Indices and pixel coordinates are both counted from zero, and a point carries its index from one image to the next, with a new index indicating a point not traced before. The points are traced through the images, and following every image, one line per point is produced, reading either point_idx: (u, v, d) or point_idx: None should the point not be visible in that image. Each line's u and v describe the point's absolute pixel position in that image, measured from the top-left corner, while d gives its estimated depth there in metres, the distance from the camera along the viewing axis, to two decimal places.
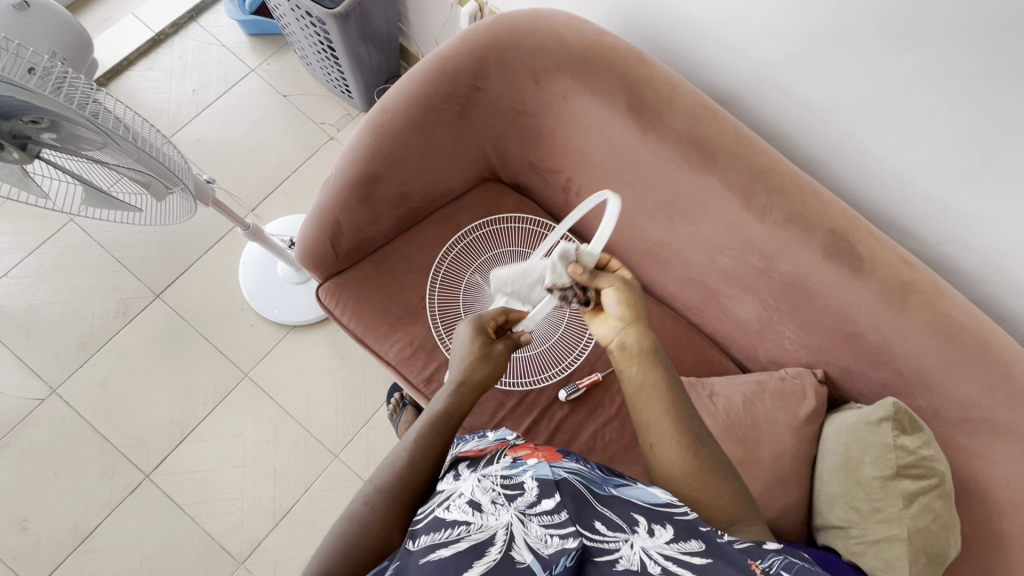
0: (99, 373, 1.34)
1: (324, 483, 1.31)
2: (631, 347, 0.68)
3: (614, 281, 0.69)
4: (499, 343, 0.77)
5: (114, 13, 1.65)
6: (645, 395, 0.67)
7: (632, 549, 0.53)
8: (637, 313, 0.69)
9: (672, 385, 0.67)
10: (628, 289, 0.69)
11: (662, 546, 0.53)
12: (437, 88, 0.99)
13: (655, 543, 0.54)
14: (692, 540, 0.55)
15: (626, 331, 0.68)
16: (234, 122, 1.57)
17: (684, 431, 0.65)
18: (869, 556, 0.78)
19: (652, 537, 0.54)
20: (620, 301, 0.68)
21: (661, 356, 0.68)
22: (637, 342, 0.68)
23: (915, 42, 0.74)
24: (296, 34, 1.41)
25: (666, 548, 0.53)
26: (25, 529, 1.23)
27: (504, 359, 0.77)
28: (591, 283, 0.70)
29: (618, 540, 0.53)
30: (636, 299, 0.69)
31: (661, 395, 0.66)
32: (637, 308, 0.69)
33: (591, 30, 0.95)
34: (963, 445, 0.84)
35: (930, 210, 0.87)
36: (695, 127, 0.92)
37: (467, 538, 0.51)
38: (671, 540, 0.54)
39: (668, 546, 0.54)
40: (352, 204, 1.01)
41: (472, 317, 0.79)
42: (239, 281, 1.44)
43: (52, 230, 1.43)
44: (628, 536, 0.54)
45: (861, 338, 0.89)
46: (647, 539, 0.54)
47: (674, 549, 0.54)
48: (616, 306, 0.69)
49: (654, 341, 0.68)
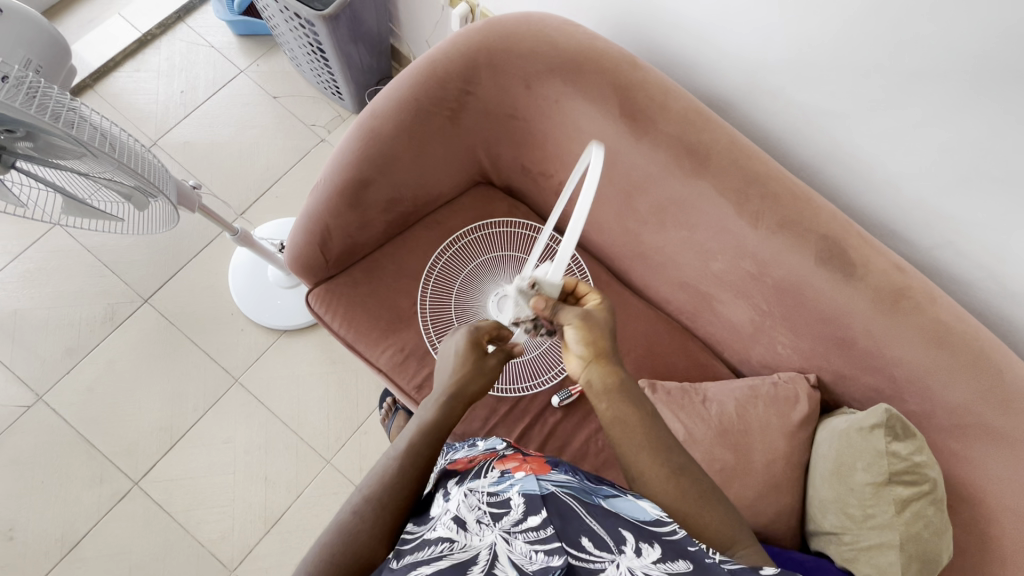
0: (86, 379, 1.32)
1: (316, 490, 1.30)
2: (595, 384, 0.69)
3: (573, 318, 0.70)
4: (491, 356, 0.76)
5: (100, 13, 1.62)
6: (615, 430, 0.67)
7: (618, 569, 0.51)
8: (600, 349, 0.69)
9: (642, 416, 0.67)
10: (589, 325, 0.70)
11: (649, 566, 0.52)
12: (427, 93, 0.98)
13: (642, 563, 0.52)
14: (680, 561, 0.54)
15: (588, 369, 0.69)
16: (224, 124, 1.56)
17: (664, 458, 0.65)
18: (861, 561, 0.79)
19: (639, 556, 0.53)
20: (580, 338, 0.70)
21: (628, 389, 0.69)
22: (599, 380, 0.68)
23: (906, 48, 0.73)
24: (286, 35, 1.40)
25: (653, 569, 0.52)
26: (12, 538, 1.21)
27: (494, 373, 0.76)
28: (554, 318, 0.71)
29: (604, 559, 0.52)
30: (598, 334, 0.70)
31: (632, 427, 0.66)
32: (599, 343, 0.69)
33: (582, 34, 0.95)
34: (955, 451, 0.84)
35: (922, 215, 0.87)
36: (689, 133, 0.91)
37: (450, 556, 0.51)
38: (658, 560, 0.53)
39: (655, 566, 0.52)
40: (341, 210, 1.00)
41: (466, 327, 0.77)
42: (229, 285, 1.42)
43: (38, 235, 1.41)
44: (614, 556, 0.52)
45: (854, 344, 0.89)
46: (634, 558, 0.52)
47: (661, 569, 0.52)
48: (577, 344, 0.70)
49: (620, 375, 0.69)
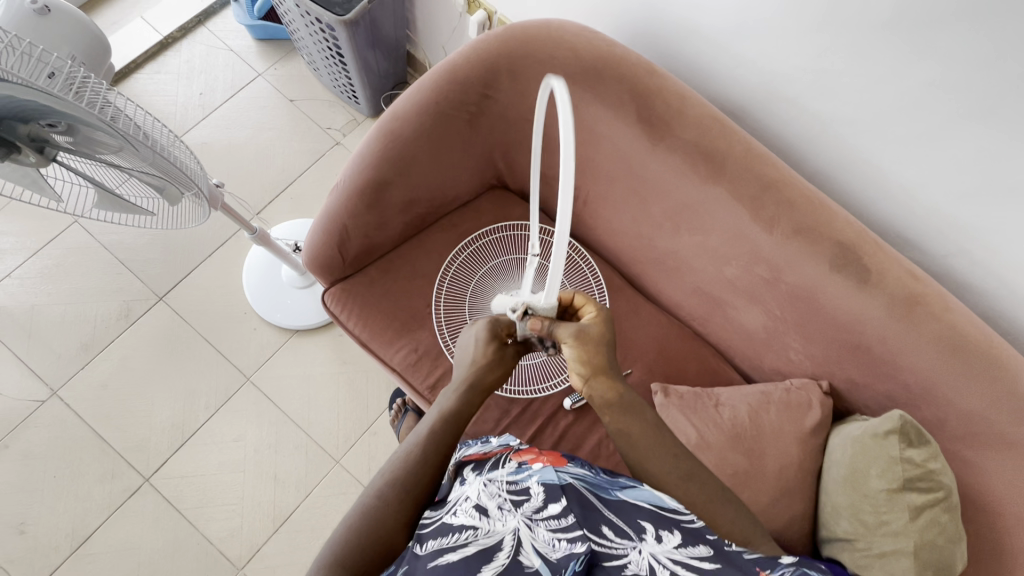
0: (100, 375, 1.33)
1: (325, 489, 1.30)
2: (598, 400, 0.68)
3: (568, 336, 0.65)
4: (510, 346, 0.75)
5: (123, 16, 1.65)
6: (620, 441, 0.68)
7: (640, 554, 0.54)
8: (596, 366, 0.67)
9: (646, 429, 0.67)
10: (585, 344, 0.66)
11: (671, 551, 0.54)
12: (448, 96, 0.99)
13: (663, 549, 0.54)
14: (700, 546, 0.55)
15: (589, 387, 0.68)
16: (241, 126, 1.58)
17: (676, 463, 0.66)
18: (874, 567, 0.79)
19: (659, 542, 0.55)
20: (576, 359, 0.67)
21: (630, 401, 0.67)
22: (600, 397, 0.68)
23: (925, 57, 0.74)
24: (305, 39, 1.42)
25: (674, 553, 0.54)
26: (23, 532, 1.22)
27: (514, 362, 0.76)
28: (551, 335, 0.66)
29: (627, 546, 0.54)
30: (593, 353, 0.66)
31: (637, 440, 0.67)
32: (595, 362, 0.66)
33: (600, 40, 0.96)
34: (967, 458, 0.84)
35: (937, 224, 0.88)
36: (705, 139, 0.92)
37: (475, 543, 0.52)
38: (679, 544, 0.55)
39: (676, 550, 0.55)
40: (360, 209, 1.01)
41: (484, 318, 0.76)
42: (242, 286, 1.43)
43: (56, 232, 1.42)
44: (636, 543, 0.54)
45: (868, 350, 0.89)
46: (655, 544, 0.55)
47: (682, 554, 0.54)
48: (574, 363, 0.67)
49: (621, 391, 0.67)
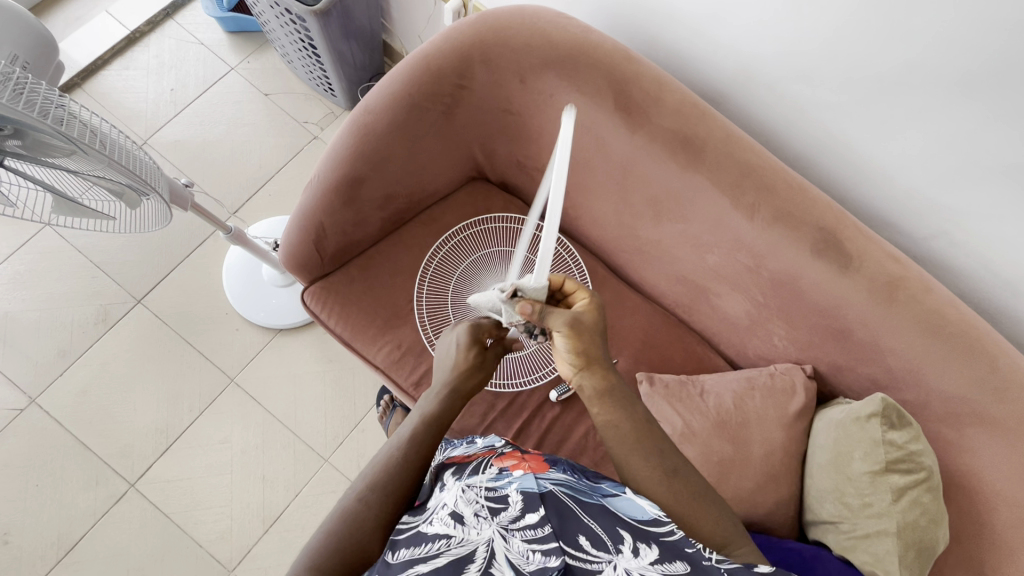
0: (79, 381, 1.31)
1: (314, 488, 1.29)
2: (588, 390, 0.69)
3: (561, 326, 0.66)
4: (490, 350, 0.77)
5: (87, 11, 1.60)
6: (607, 436, 0.68)
7: (614, 570, 0.52)
8: (589, 357, 0.68)
9: (635, 423, 0.67)
10: (580, 335, 0.67)
11: (646, 568, 0.52)
12: (421, 87, 0.97)
13: (639, 564, 0.52)
14: (676, 562, 0.54)
15: (580, 377, 0.69)
16: (215, 123, 1.54)
17: (659, 460, 0.65)
18: (858, 550, 0.79)
19: (635, 557, 0.53)
20: (568, 347, 0.68)
21: (619, 393, 0.69)
22: (590, 386, 0.69)
23: (902, 38, 0.73)
24: (276, 31, 1.38)
25: (649, 570, 0.52)
26: (6, 543, 1.20)
27: (494, 366, 0.77)
28: (542, 323, 0.66)
29: (602, 560, 0.52)
30: (587, 343, 0.67)
31: (624, 434, 0.67)
32: (587, 352, 0.67)
33: (576, 27, 0.94)
34: (950, 438, 0.85)
35: (917, 206, 0.88)
36: (683, 126, 0.91)
37: (446, 553, 0.51)
38: (656, 560, 0.53)
39: (652, 567, 0.52)
40: (336, 207, 0.99)
41: (464, 322, 0.78)
42: (223, 285, 1.41)
43: (28, 237, 1.39)
44: (612, 556, 0.53)
45: (851, 334, 0.89)
46: (631, 559, 0.53)
47: (657, 570, 0.52)
48: (567, 352, 0.68)
49: (611, 382, 0.69)
